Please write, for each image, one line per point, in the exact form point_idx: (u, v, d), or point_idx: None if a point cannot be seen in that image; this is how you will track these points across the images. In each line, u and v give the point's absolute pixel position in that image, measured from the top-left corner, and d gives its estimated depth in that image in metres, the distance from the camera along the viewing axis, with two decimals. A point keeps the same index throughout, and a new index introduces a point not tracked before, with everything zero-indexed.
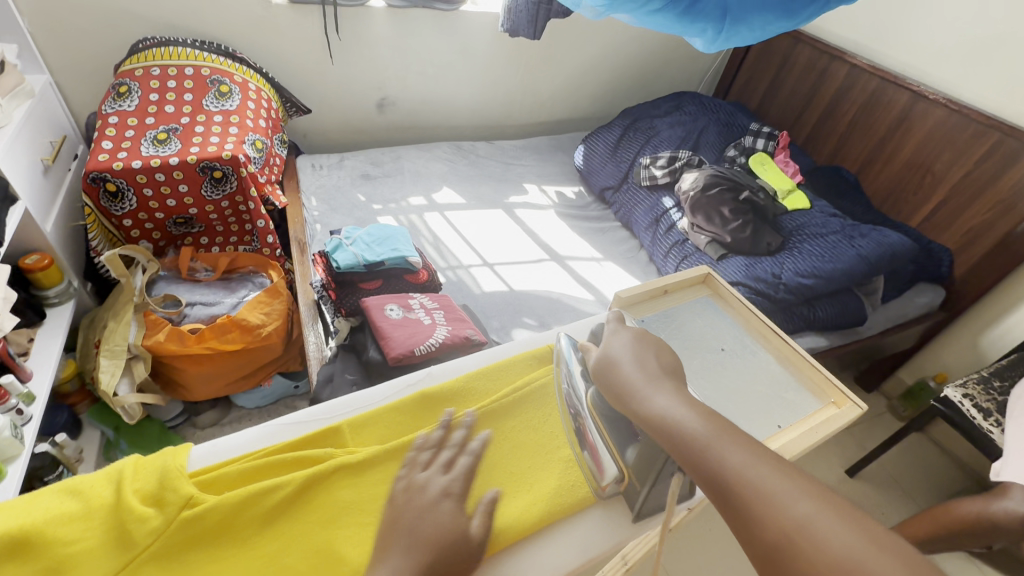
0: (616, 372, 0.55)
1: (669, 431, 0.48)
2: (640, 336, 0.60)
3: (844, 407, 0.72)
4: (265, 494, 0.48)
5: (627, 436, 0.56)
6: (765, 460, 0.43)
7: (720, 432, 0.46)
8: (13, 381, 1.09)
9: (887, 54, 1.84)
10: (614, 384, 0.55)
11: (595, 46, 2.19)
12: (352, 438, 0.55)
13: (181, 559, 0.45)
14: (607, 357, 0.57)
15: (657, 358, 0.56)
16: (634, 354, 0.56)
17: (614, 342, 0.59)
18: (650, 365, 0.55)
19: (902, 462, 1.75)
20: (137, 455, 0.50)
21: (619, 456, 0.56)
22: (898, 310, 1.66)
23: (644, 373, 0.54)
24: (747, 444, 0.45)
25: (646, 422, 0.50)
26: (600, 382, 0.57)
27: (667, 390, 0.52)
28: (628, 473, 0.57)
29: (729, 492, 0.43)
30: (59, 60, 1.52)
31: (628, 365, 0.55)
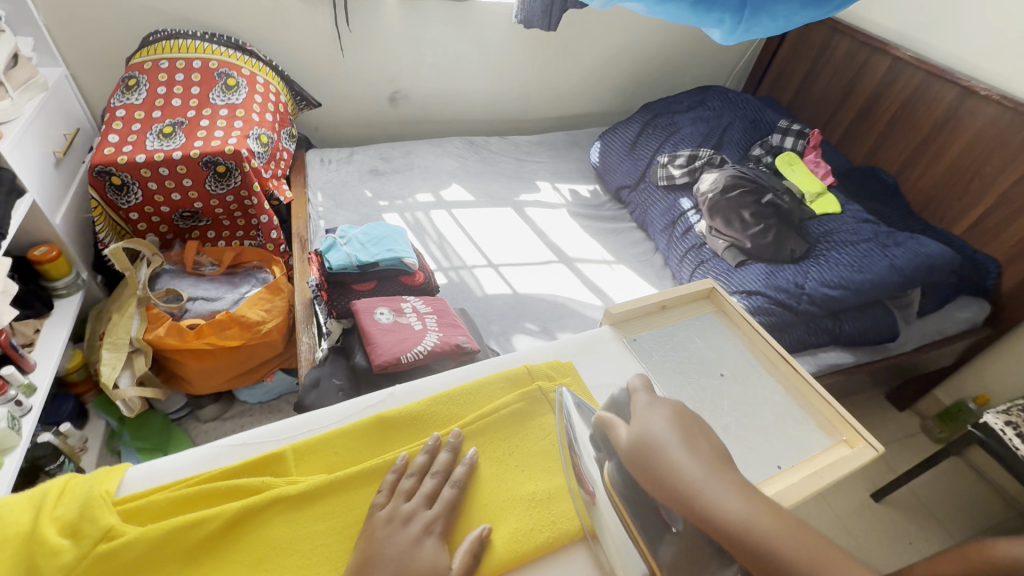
0: (666, 457, 0.41)
1: (754, 551, 0.35)
2: (679, 411, 0.47)
3: (858, 448, 0.64)
4: (192, 527, 0.45)
5: (656, 529, 0.42)
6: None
7: (821, 557, 0.35)
8: (13, 372, 1.10)
9: (936, 45, 1.69)
10: (661, 474, 0.41)
11: (617, 38, 2.09)
12: (297, 467, 0.52)
13: None
14: (645, 438, 0.44)
15: (707, 440, 0.44)
16: (682, 436, 0.43)
17: (650, 419, 0.46)
18: (706, 452, 0.42)
19: (935, 488, 1.62)
20: (67, 479, 0.48)
21: (650, 553, 0.43)
22: (935, 325, 1.53)
23: (703, 462, 0.41)
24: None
25: (715, 533, 0.37)
26: (637, 470, 0.43)
27: (737, 488, 0.39)
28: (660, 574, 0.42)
29: None
30: (74, 53, 1.54)
31: (676, 449, 0.42)
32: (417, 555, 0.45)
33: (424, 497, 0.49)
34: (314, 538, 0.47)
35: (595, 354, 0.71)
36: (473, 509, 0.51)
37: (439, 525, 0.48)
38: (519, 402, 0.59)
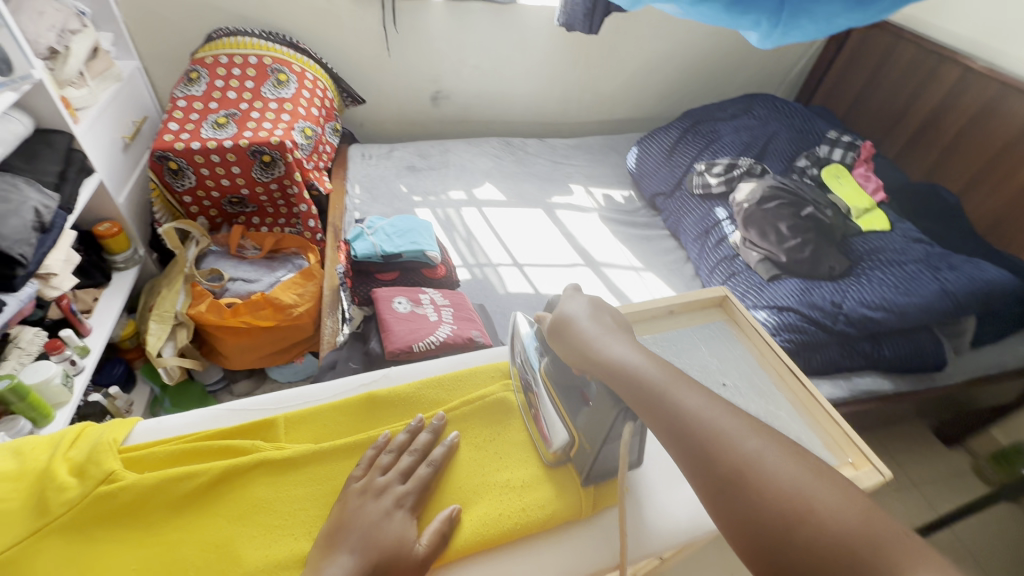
0: (573, 327, 0.54)
1: (626, 376, 0.48)
2: (592, 298, 0.60)
3: (863, 470, 0.61)
4: (182, 480, 0.48)
5: (575, 399, 0.55)
6: (715, 401, 0.44)
7: (671, 374, 0.47)
8: (70, 335, 1.21)
9: (1012, 56, 1.56)
10: (570, 339, 0.54)
11: (663, 43, 2.06)
12: (285, 435, 0.54)
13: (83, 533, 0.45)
14: (561, 315, 0.56)
15: (611, 315, 0.56)
16: (589, 310, 0.56)
17: (569, 304, 0.58)
18: (606, 320, 0.55)
19: (985, 535, 1.48)
20: (80, 429, 0.52)
21: (571, 422, 0.54)
22: (992, 357, 1.42)
23: (601, 325, 0.54)
24: (697, 387, 0.46)
25: (603, 371, 0.50)
26: (555, 340, 0.56)
27: (622, 339, 0.52)
28: (578, 436, 0.54)
29: (689, 434, 0.42)
30: (148, 48, 1.67)
31: (583, 320, 0.55)
32: (385, 526, 0.46)
33: (399, 473, 0.51)
34: (293, 501, 0.49)
35: None
36: (444, 493, 0.52)
37: (410, 499, 0.49)
38: (505, 393, 0.61)
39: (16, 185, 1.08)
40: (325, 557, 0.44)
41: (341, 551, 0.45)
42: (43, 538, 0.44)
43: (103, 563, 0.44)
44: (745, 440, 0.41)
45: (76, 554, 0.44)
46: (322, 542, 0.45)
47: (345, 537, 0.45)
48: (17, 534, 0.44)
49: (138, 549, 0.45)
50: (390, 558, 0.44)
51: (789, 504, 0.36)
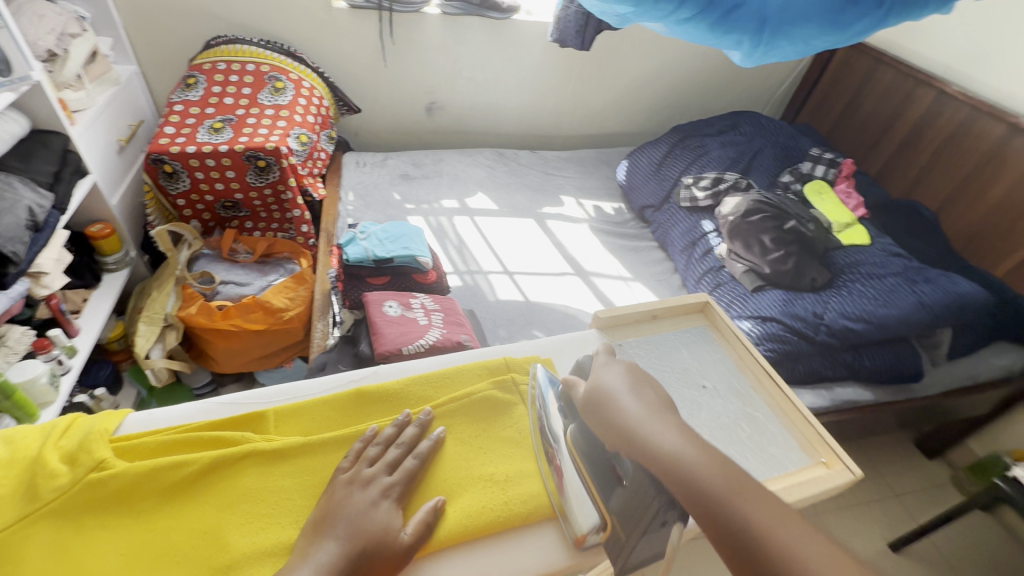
0: (614, 405, 0.49)
1: (677, 472, 0.41)
2: (632, 369, 0.54)
3: (835, 469, 0.63)
4: (171, 469, 0.49)
5: (609, 479, 0.47)
6: (789, 518, 0.38)
7: (730, 476, 0.41)
8: (58, 334, 1.21)
9: (984, 80, 1.63)
10: (611, 420, 0.48)
11: (653, 61, 2.12)
12: (275, 427, 0.56)
13: (73, 519, 0.46)
14: (598, 390, 0.51)
15: (653, 391, 0.51)
16: (630, 387, 0.50)
17: (606, 375, 0.53)
18: (650, 399, 0.49)
19: (963, 545, 1.50)
20: (71, 418, 0.53)
21: (602, 503, 0.48)
22: (967, 370, 1.46)
23: (645, 406, 0.48)
24: (765, 499, 0.39)
25: (649, 461, 0.43)
26: (592, 416, 0.50)
27: (671, 426, 0.46)
28: (610, 520, 0.47)
29: (758, 559, 0.36)
30: (146, 53, 1.69)
31: (624, 397, 0.49)
32: (372, 515, 0.48)
33: (386, 466, 0.52)
34: (281, 491, 0.50)
35: (576, 354, 0.73)
36: (429, 485, 0.54)
37: (396, 490, 0.51)
38: (492, 389, 0.62)
39: (11, 184, 1.09)
40: (312, 544, 0.45)
41: (328, 539, 0.46)
42: (33, 523, 0.45)
43: (93, 552, 0.44)
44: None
45: (68, 540, 0.45)
46: (312, 524, 0.47)
47: (334, 524, 0.47)
48: (7, 518, 0.44)
49: (125, 537, 0.46)
50: (376, 545, 0.46)
51: None
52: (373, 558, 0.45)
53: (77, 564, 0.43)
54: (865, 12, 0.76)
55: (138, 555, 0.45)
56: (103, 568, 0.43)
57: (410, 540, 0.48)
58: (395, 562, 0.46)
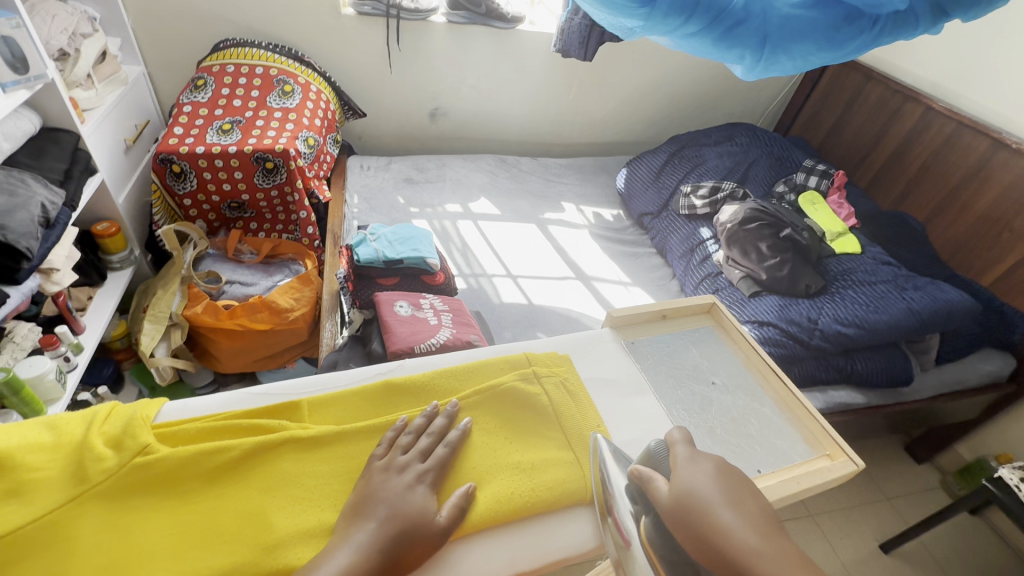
0: (709, 517, 0.41)
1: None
2: (725, 472, 0.46)
3: (838, 461, 0.66)
4: (212, 454, 0.54)
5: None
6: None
7: None
8: (65, 331, 1.22)
9: (969, 97, 1.71)
10: (707, 537, 0.40)
11: (652, 73, 2.18)
12: (309, 416, 0.59)
13: (120, 499, 0.51)
14: (685, 496, 0.43)
15: (753, 501, 0.43)
16: (727, 497, 0.42)
17: (692, 476, 0.45)
18: (754, 514, 0.41)
19: (951, 546, 1.55)
20: (111, 404, 0.57)
21: None
22: (954, 375, 1.51)
23: (749, 525, 0.40)
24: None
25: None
26: (677, 528, 0.42)
27: (785, 554, 0.37)
28: None
29: None
30: (153, 54, 1.70)
31: (723, 511, 0.41)
32: (408, 498, 0.50)
33: (419, 453, 0.55)
34: (320, 477, 0.54)
35: (591, 350, 0.77)
36: (459, 471, 0.56)
37: (430, 476, 0.53)
38: (515, 382, 0.65)
39: (23, 180, 1.09)
40: (353, 526, 0.48)
41: (367, 522, 0.48)
42: (84, 502, 0.50)
43: (140, 532, 0.49)
44: None
45: (117, 518, 0.49)
46: (351, 501, 0.51)
47: (375, 507, 0.49)
48: (61, 497, 0.49)
49: (176, 518, 0.50)
50: (412, 527, 0.48)
51: None
52: (408, 540, 0.47)
53: (127, 542, 0.48)
54: (861, 30, 0.81)
55: (181, 535, 0.49)
56: (150, 547, 0.48)
57: (445, 523, 0.50)
58: (430, 542, 0.49)
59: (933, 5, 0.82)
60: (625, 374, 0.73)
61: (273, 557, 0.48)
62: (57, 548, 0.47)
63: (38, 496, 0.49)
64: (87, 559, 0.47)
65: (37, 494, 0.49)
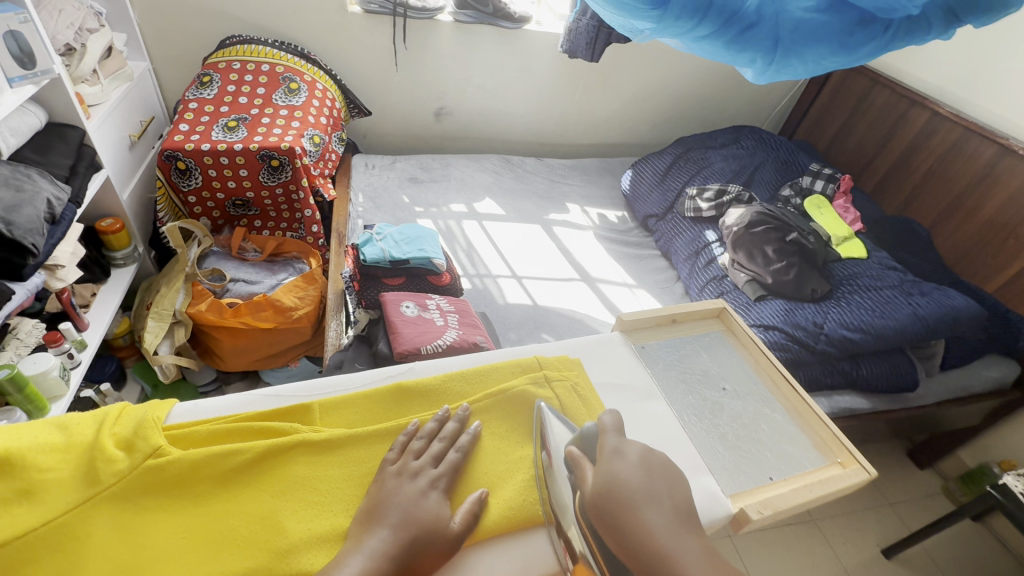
0: (633, 516, 0.40)
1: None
2: (646, 460, 0.48)
3: (850, 469, 0.66)
4: (224, 457, 0.55)
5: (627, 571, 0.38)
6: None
7: None
8: (69, 327, 1.21)
9: (976, 103, 1.70)
10: (623, 529, 0.39)
11: (658, 74, 2.17)
12: (320, 419, 0.61)
13: (133, 502, 0.51)
14: (610, 486, 0.43)
15: (670, 496, 0.44)
16: (647, 494, 0.43)
17: (617, 465, 0.46)
18: (670, 510, 0.42)
19: (953, 552, 1.55)
20: (121, 406, 0.58)
21: None
22: (958, 381, 1.51)
23: (666, 520, 0.40)
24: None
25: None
26: (601, 521, 0.41)
27: (700, 554, 0.38)
28: None
29: None
30: (159, 50, 1.70)
31: (644, 505, 0.41)
32: (422, 504, 0.50)
33: (431, 458, 0.56)
34: (331, 481, 0.55)
35: (603, 355, 0.76)
36: (471, 477, 0.56)
37: (443, 482, 0.54)
38: (524, 386, 0.65)
39: (29, 175, 1.08)
40: (366, 532, 0.48)
41: (382, 527, 0.49)
42: (96, 504, 0.50)
43: (153, 534, 0.50)
44: None
45: (130, 520, 0.50)
46: (365, 507, 0.52)
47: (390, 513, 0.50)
48: (72, 499, 0.50)
49: (191, 520, 0.51)
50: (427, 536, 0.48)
51: None
52: (423, 547, 0.47)
53: (140, 545, 0.49)
54: (874, 35, 0.81)
55: (195, 538, 0.50)
56: (164, 549, 0.49)
57: (459, 528, 0.50)
58: (443, 548, 0.49)
59: (945, 11, 0.80)
60: (635, 380, 0.73)
61: (286, 563, 0.49)
62: (71, 550, 0.48)
63: (49, 497, 0.50)
64: (101, 561, 0.47)
65: (49, 494, 0.50)
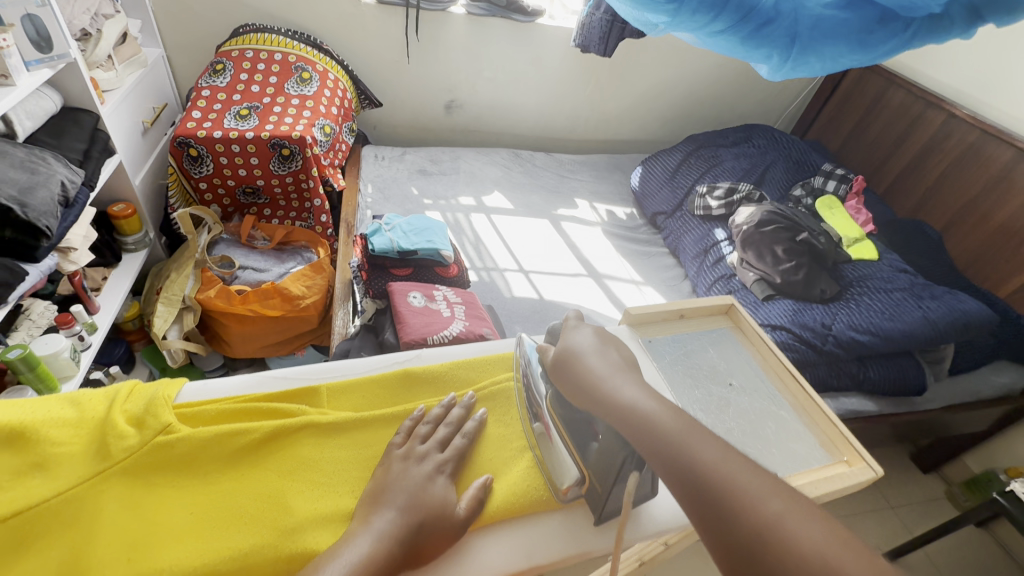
0: (580, 364, 0.55)
1: (639, 421, 0.47)
2: (600, 333, 0.60)
3: (856, 467, 0.66)
4: (234, 435, 0.56)
5: (584, 434, 0.54)
6: (736, 455, 0.44)
7: (679, 418, 0.47)
8: (80, 310, 1.22)
9: (993, 105, 1.68)
10: (576, 373, 0.55)
11: (670, 71, 2.16)
12: (328, 402, 0.62)
13: (143, 476, 0.52)
14: (568, 351, 0.57)
15: (617, 352, 0.58)
16: (596, 347, 0.57)
17: (575, 336, 0.59)
18: (613, 358, 0.56)
19: (955, 558, 1.53)
20: (132, 384, 0.59)
21: (582, 461, 0.55)
22: (966, 386, 1.50)
23: (609, 364, 0.55)
24: (707, 431, 0.46)
25: (611, 413, 0.50)
26: (559, 374, 0.57)
27: (630, 381, 0.52)
28: (588, 475, 0.54)
29: (701, 487, 0.42)
30: (173, 38, 1.71)
31: (592, 357, 0.56)
32: (428, 489, 0.51)
33: (438, 443, 0.57)
34: (338, 463, 0.56)
35: None
36: (476, 463, 0.58)
37: (449, 467, 0.55)
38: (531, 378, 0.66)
39: (44, 158, 1.09)
40: (373, 513, 0.49)
41: (387, 509, 0.49)
42: (105, 479, 0.51)
43: (164, 509, 0.51)
44: (763, 500, 0.40)
45: (140, 495, 0.51)
46: (371, 489, 0.52)
47: (396, 495, 0.50)
48: (83, 473, 0.51)
49: (200, 496, 0.52)
50: (434, 519, 0.49)
51: (805, 567, 0.35)
52: (428, 529, 0.49)
53: (151, 518, 0.50)
54: (894, 33, 0.79)
55: (203, 511, 0.51)
56: (174, 522, 0.50)
57: (464, 514, 0.52)
58: (447, 533, 0.50)
59: (968, 9, 0.77)
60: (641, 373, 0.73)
61: (293, 541, 0.49)
62: (80, 524, 0.48)
63: (60, 471, 0.51)
64: (111, 534, 0.48)
65: (61, 468, 0.51)
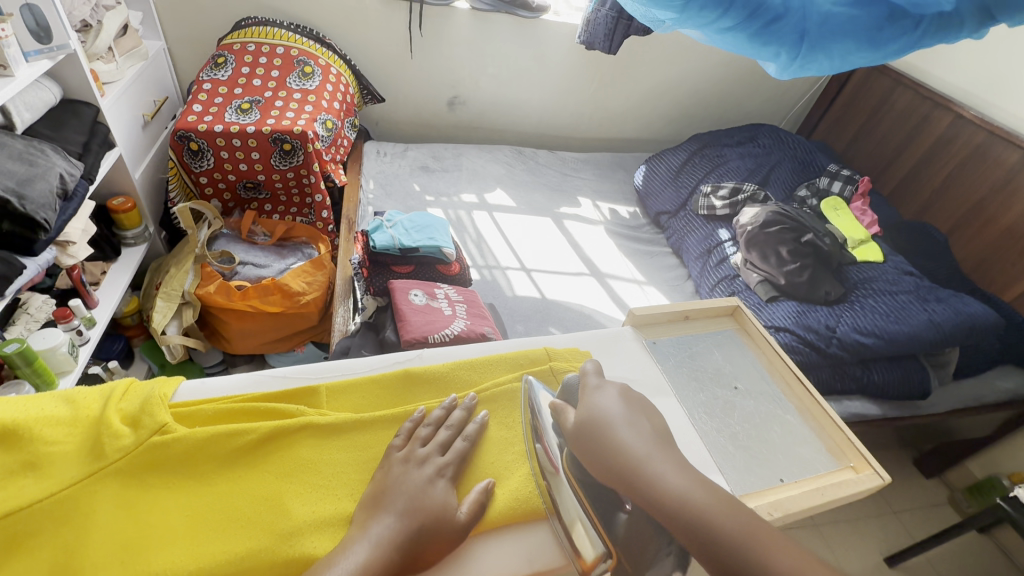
0: (611, 437, 0.52)
1: (690, 514, 0.45)
2: (625, 395, 0.58)
3: (864, 474, 0.65)
4: (232, 436, 0.55)
5: (610, 505, 0.49)
6: (797, 552, 0.42)
7: (734, 512, 0.45)
8: (79, 304, 1.21)
9: (1000, 107, 1.67)
10: (607, 452, 0.51)
11: (674, 69, 2.14)
12: (327, 402, 0.61)
13: (137, 477, 0.51)
14: (594, 418, 0.54)
15: (647, 421, 0.55)
16: (626, 416, 0.54)
17: (599, 401, 0.57)
18: (644, 431, 0.53)
19: (956, 563, 1.53)
20: (128, 383, 0.58)
21: (606, 534, 0.50)
22: (969, 390, 1.49)
23: (643, 440, 0.52)
24: (768, 529, 0.43)
25: (654, 502, 0.47)
26: (584, 448, 0.53)
27: (670, 463, 0.50)
28: (616, 552, 0.49)
29: None
30: (174, 31, 1.69)
31: (622, 428, 0.53)
32: (429, 493, 0.51)
33: (439, 446, 0.56)
34: (336, 465, 0.55)
35: (613, 350, 0.75)
36: (478, 466, 0.57)
37: (450, 471, 0.54)
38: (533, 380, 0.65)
39: (43, 150, 1.08)
40: (372, 518, 0.49)
41: (387, 513, 0.49)
42: (99, 479, 0.50)
43: (158, 511, 0.50)
44: None
45: (134, 497, 0.50)
46: (370, 493, 0.51)
47: (396, 499, 0.50)
48: (76, 472, 0.50)
49: (196, 498, 0.51)
50: (433, 524, 0.49)
51: None
52: (428, 535, 0.49)
53: (145, 521, 0.49)
54: (903, 32, 0.77)
55: (199, 515, 0.50)
56: (169, 526, 0.49)
57: (464, 520, 0.51)
58: (446, 539, 0.50)
59: (980, 9, 0.77)
60: (644, 375, 0.72)
61: (289, 546, 0.48)
62: (73, 525, 0.47)
63: (53, 470, 0.50)
64: (105, 537, 0.47)
65: (54, 467, 0.50)
